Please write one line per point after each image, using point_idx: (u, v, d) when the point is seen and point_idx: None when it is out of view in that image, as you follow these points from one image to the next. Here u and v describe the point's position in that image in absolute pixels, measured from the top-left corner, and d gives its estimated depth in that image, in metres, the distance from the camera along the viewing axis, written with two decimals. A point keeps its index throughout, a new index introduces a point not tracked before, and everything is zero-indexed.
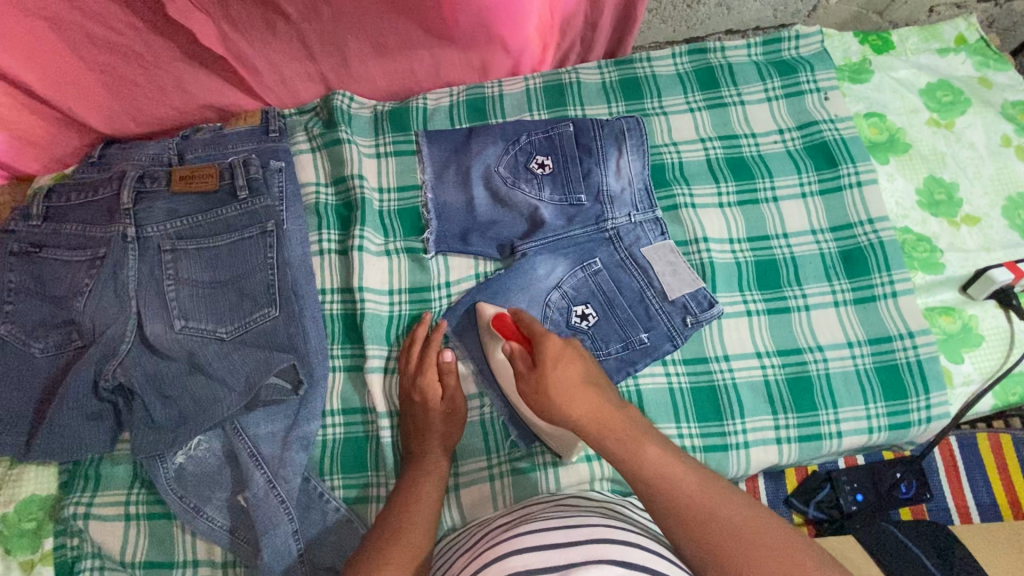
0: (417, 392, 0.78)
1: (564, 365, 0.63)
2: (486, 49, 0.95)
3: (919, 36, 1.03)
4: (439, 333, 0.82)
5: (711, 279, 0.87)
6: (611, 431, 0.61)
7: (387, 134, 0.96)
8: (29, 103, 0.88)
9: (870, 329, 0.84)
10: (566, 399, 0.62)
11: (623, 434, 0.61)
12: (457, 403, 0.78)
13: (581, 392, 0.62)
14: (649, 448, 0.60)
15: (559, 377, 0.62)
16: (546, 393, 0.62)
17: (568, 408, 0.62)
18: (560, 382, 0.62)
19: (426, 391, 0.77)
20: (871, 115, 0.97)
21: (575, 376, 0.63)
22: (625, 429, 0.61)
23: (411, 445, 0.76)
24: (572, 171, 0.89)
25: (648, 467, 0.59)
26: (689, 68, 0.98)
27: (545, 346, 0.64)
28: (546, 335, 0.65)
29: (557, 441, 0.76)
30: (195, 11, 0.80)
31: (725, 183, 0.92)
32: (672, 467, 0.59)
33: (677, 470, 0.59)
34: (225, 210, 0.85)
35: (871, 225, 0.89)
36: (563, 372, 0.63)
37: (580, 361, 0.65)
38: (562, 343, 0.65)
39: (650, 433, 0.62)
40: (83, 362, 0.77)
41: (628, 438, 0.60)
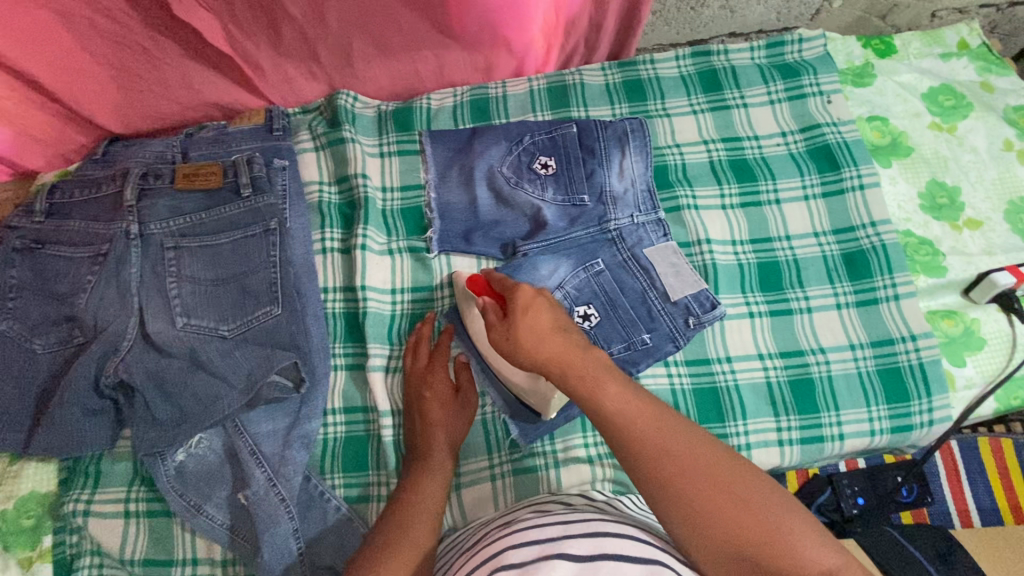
0: (428, 387, 0.79)
1: (534, 313, 0.62)
2: (490, 50, 0.95)
3: (922, 41, 1.03)
4: (448, 336, 0.83)
5: (713, 280, 0.87)
6: (574, 372, 0.58)
7: (390, 133, 0.96)
8: (35, 100, 0.89)
9: (872, 332, 0.84)
10: (532, 341, 0.60)
11: (585, 375, 0.58)
12: (469, 395, 0.80)
13: (548, 338, 0.60)
14: (610, 388, 0.57)
15: (530, 322, 0.61)
16: (515, 341, 0.61)
17: (536, 354, 0.60)
18: (531, 329, 0.61)
19: (440, 385, 0.79)
20: (873, 118, 0.97)
21: (546, 324, 0.62)
22: (588, 371, 0.58)
23: (414, 441, 0.76)
24: (575, 171, 0.89)
25: (607, 406, 0.56)
26: (692, 70, 0.98)
27: (516, 294, 0.63)
28: (518, 287, 0.64)
29: (532, 395, 0.78)
30: (201, 11, 0.81)
31: (728, 185, 0.92)
32: (634, 406, 0.56)
33: (638, 408, 0.56)
34: (229, 207, 0.85)
35: (874, 228, 0.89)
36: (533, 319, 0.62)
37: (550, 309, 0.63)
38: (533, 292, 0.64)
39: (613, 373, 0.59)
40: (85, 358, 0.77)
41: (590, 378, 0.58)
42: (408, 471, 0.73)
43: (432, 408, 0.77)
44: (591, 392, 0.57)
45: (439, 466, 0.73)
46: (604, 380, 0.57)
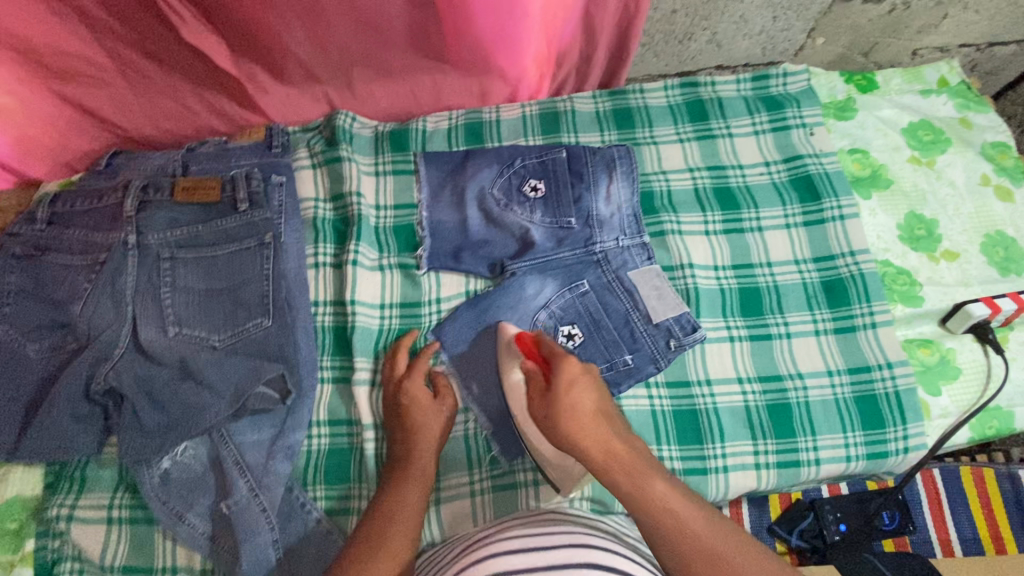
0: (405, 394, 0.80)
1: (577, 392, 0.70)
2: (484, 77, 0.98)
3: (903, 78, 1.07)
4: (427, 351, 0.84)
5: (694, 304, 0.89)
6: (618, 464, 0.65)
7: (385, 153, 0.99)
8: (43, 112, 0.92)
9: (849, 359, 0.86)
10: (577, 426, 0.67)
11: (631, 469, 0.65)
12: (448, 399, 0.81)
13: (590, 421, 0.68)
14: (658, 483, 0.64)
15: (573, 402, 0.69)
16: (558, 416, 0.68)
17: (577, 434, 0.67)
18: (572, 407, 0.69)
19: (418, 390, 0.80)
20: (854, 151, 1.01)
21: (588, 406, 0.69)
22: (632, 463, 0.65)
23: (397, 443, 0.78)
24: (563, 195, 0.91)
25: (653, 499, 0.63)
26: (680, 100, 1.02)
27: (564, 369, 0.71)
28: (565, 362, 0.73)
29: (557, 470, 0.76)
30: (207, 35, 0.85)
31: (711, 213, 0.95)
32: (678, 503, 0.63)
33: (683, 507, 0.62)
34: (225, 221, 0.87)
35: (853, 257, 0.91)
36: (575, 397, 0.69)
37: (594, 391, 0.71)
38: (578, 370, 0.72)
39: (654, 467, 0.66)
40: (77, 364, 0.79)
41: (635, 472, 0.65)
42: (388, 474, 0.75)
43: (413, 411, 0.79)
44: (642, 489, 0.63)
45: (417, 469, 0.74)
46: (651, 476, 0.64)
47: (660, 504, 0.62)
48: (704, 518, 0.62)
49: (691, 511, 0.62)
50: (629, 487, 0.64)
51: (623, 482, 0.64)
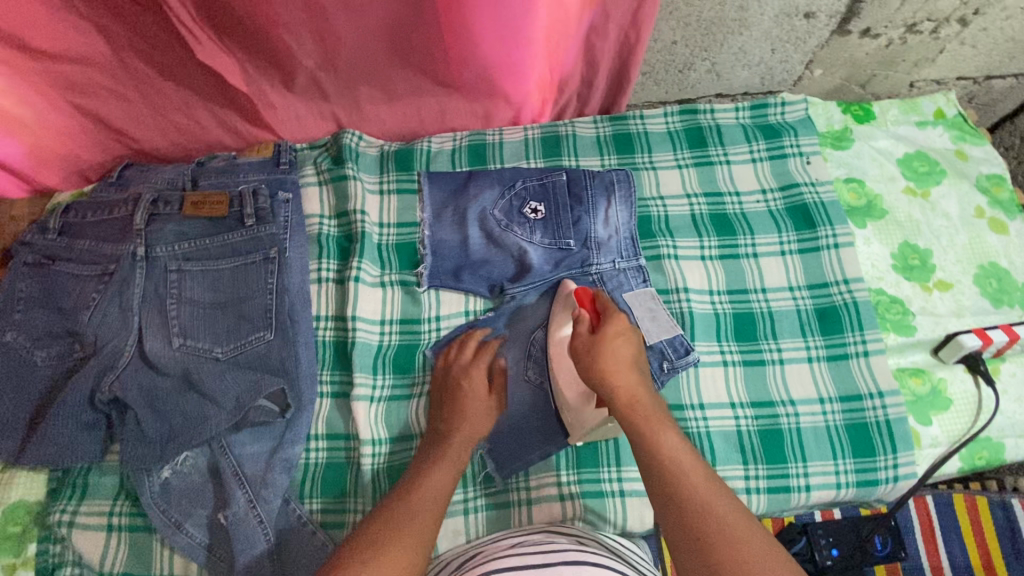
0: (466, 379, 0.83)
1: (620, 341, 0.76)
2: (489, 100, 1.01)
3: (900, 109, 1.09)
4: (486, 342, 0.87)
5: (689, 327, 0.90)
6: (639, 411, 0.70)
7: (390, 172, 1.01)
8: (58, 125, 0.94)
9: (841, 387, 0.87)
10: (608, 366, 0.73)
11: (650, 417, 0.69)
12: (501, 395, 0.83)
13: (623, 367, 0.73)
14: (669, 434, 0.67)
15: (614, 348, 0.75)
16: (595, 356, 0.74)
17: (613, 375, 0.73)
18: (612, 353, 0.75)
19: (476, 380, 0.83)
20: (850, 180, 1.02)
21: (626, 356, 0.75)
22: (652, 412, 0.70)
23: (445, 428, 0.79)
24: (563, 217, 0.94)
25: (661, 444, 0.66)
26: (680, 126, 1.04)
27: (614, 321, 0.77)
28: (616, 316, 0.78)
29: (571, 416, 0.80)
30: (221, 55, 0.87)
31: (707, 238, 0.97)
32: (684, 455, 0.65)
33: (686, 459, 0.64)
34: (232, 235, 0.90)
35: (846, 285, 0.93)
36: (617, 344, 0.75)
37: (634, 348, 0.76)
38: (626, 326, 0.78)
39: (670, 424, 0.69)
40: (83, 372, 0.81)
41: (653, 420, 0.68)
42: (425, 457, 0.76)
43: (469, 403, 0.81)
44: (650, 436, 0.67)
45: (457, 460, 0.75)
46: (665, 428, 0.67)
47: (665, 451, 0.65)
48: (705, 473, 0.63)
49: (693, 463, 0.64)
50: (644, 430, 0.67)
51: (640, 424, 0.68)
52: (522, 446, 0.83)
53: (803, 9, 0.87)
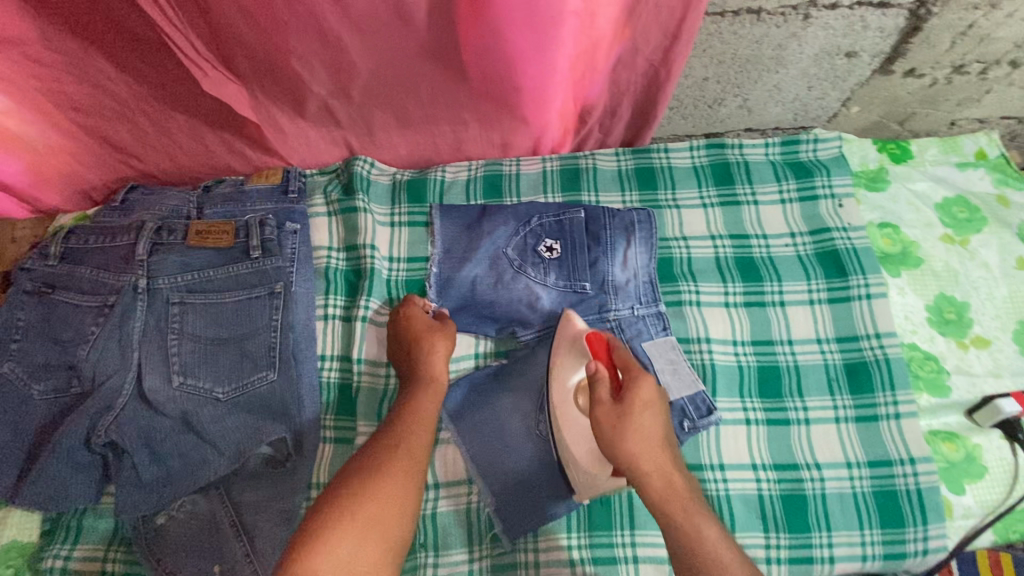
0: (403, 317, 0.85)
1: (649, 415, 0.71)
2: (507, 130, 0.96)
3: (939, 148, 1.03)
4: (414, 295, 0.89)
5: (711, 382, 0.86)
6: (674, 498, 0.68)
7: (402, 204, 0.97)
8: (60, 147, 0.91)
9: (870, 451, 0.83)
10: (637, 447, 0.69)
11: (685, 505, 0.67)
12: (449, 320, 0.86)
13: (653, 448, 0.70)
14: (708, 527, 0.66)
15: (643, 424, 0.71)
16: (625, 435, 0.69)
17: (640, 453, 0.69)
18: (638, 427, 0.70)
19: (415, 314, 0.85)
20: (885, 225, 0.97)
21: (654, 431, 0.71)
22: (687, 499, 0.68)
23: (415, 366, 0.81)
24: (579, 258, 0.90)
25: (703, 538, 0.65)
26: (706, 162, 0.99)
27: (640, 391, 0.72)
28: (643, 381, 0.73)
29: (581, 475, 0.77)
30: (229, 83, 0.83)
31: (732, 284, 0.92)
32: (723, 549, 0.64)
33: (726, 555, 0.64)
34: (237, 267, 0.87)
35: (878, 340, 0.88)
36: (642, 417, 0.71)
37: (660, 418, 0.73)
38: (653, 393, 0.73)
39: (706, 511, 0.68)
40: (79, 413, 0.78)
41: (690, 509, 0.67)
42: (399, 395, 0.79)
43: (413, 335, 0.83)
44: (689, 528, 0.65)
45: (435, 392, 0.78)
46: (704, 519, 0.66)
47: (708, 547, 0.64)
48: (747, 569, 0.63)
49: (734, 559, 0.64)
50: (682, 524, 0.66)
51: (678, 515, 0.66)
52: (533, 506, 0.79)
53: (845, 48, 0.82)
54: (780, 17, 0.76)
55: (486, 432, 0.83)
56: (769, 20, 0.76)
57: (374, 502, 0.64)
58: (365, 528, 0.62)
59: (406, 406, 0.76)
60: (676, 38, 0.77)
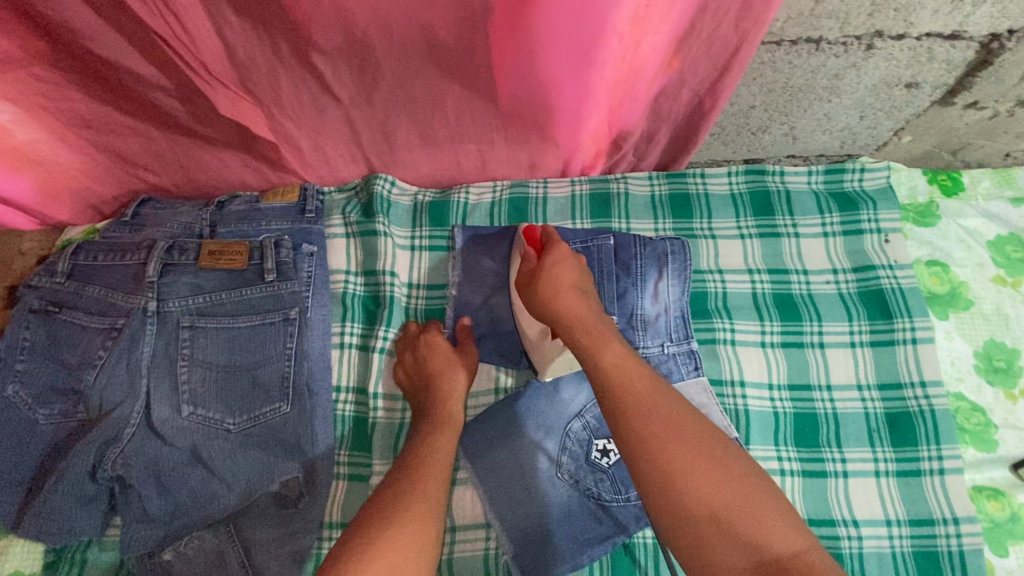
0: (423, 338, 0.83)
1: (560, 266, 0.74)
2: (536, 152, 0.91)
3: (992, 180, 0.96)
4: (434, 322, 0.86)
5: (744, 429, 0.82)
6: (582, 329, 0.69)
7: (423, 226, 0.94)
8: (68, 162, 0.87)
9: (911, 508, 0.78)
10: (550, 293, 0.72)
11: (592, 333, 0.68)
12: (471, 349, 0.84)
13: (565, 290, 0.72)
14: (612, 347, 0.66)
15: (555, 275, 0.73)
16: (536, 287, 0.74)
17: (553, 298, 0.72)
18: (554, 278, 0.73)
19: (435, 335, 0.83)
20: (933, 263, 0.92)
21: (569, 279, 0.73)
22: (595, 328, 0.69)
23: (429, 407, 0.78)
24: (607, 288, 0.85)
25: (604, 359, 0.65)
26: (744, 189, 0.94)
27: (551, 250, 0.75)
28: (557, 243, 0.76)
29: (535, 352, 0.80)
30: (244, 101, 0.77)
31: (770, 322, 0.87)
32: (627, 365, 0.65)
33: (631, 369, 0.64)
34: (251, 290, 0.83)
35: (923, 389, 0.83)
36: (559, 270, 0.74)
37: (579, 270, 0.75)
38: (568, 252, 0.76)
39: (616, 339, 0.68)
40: (84, 445, 0.75)
41: (595, 336, 0.68)
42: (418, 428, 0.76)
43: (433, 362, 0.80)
44: (595, 348, 0.66)
45: (451, 435, 0.75)
46: (606, 343, 0.67)
47: (609, 361, 0.65)
48: (648, 379, 0.63)
49: (638, 373, 0.64)
50: (586, 346, 0.67)
51: (581, 340, 0.68)
52: (553, 557, 0.75)
53: (906, 79, 0.76)
54: (842, 47, 0.70)
55: (505, 477, 0.78)
56: (829, 50, 0.71)
57: (391, 555, 0.59)
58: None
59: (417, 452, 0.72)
60: (727, 69, 0.72)
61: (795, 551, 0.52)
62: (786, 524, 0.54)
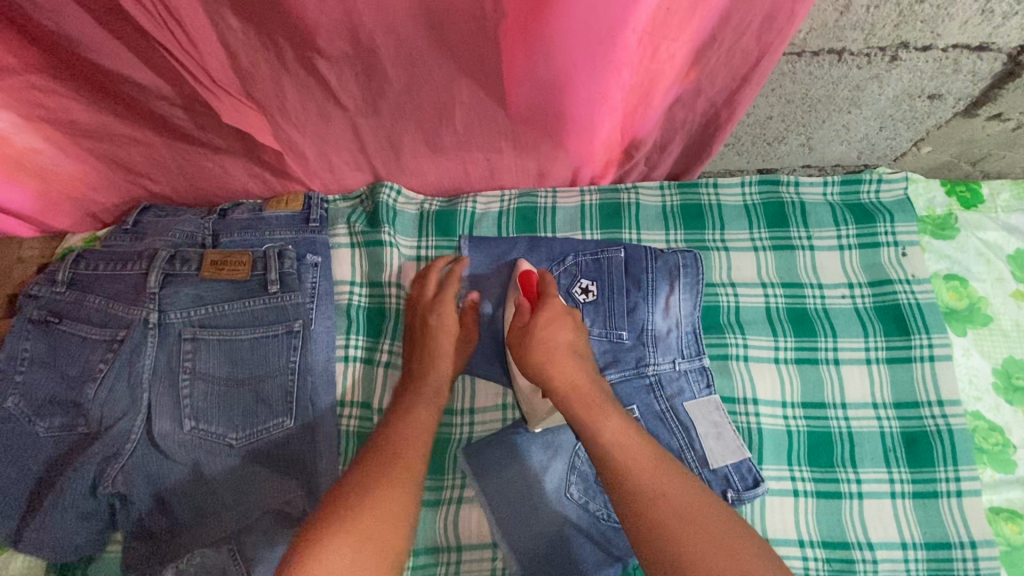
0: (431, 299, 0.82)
1: (554, 327, 0.73)
2: (546, 160, 0.88)
3: (1013, 192, 0.94)
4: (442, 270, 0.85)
5: (757, 449, 0.80)
6: (579, 397, 0.68)
7: (430, 236, 0.92)
8: (67, 169, 0.85)
9: (928, 531, 0.77)
10: (544, 356, 0.71)
11: (589, 403, 0.67)
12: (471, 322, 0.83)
13: (560, 355, 0.71)
14: (611, 420, 0.65)
15: (548, 335, 0.73)
16: (531, 344, 0.72)
17: (547, 362, 0.70)
18: (548, 339, 0.73)
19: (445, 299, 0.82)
20: (951, 277, 0.90)
21: (562, 341, 0.73)
22: (592, 398, 0.68)
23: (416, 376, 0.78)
24: (617, 303, 0.83)
25: (603, 433, 0.64)
26: (758, 200, 0.92)
27: (546, 307, 0.75)
28: (551, 300, 0.76)
29: (525, 403, 0.79)
30: (247, 109, 0.75)
31: (784, 338, 0.85)
32: (628, 439, 0.64)
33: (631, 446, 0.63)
34: (254, 302, 0.81)
35: (940, 408, 0.81)
36: (551, 331, 0.73)
37: (572, 331, 0.75)
38: (562, 311, 0.76)
39: (614, 408, 0.67)
40: (85, 460, 0.74)
41: (593, 406, 0.67)
42: (401, 399, 0.76)
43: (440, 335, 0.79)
44: (593, 421, 0.65)
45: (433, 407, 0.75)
46: (605, 415, 0.65)
47: (608, 435, 0.64)
48: (648, 455, 0.63)
49: (639, 448, 0.63)
50: (584, 417, 0.66)
51: (579, 411, 0.66)
52: None
53: (929, 91, 0.74)
54: (864, 58, 0.68)
55: (513, 497, 0.76)
56: (851, 61, 0.68)
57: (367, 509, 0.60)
58: (353, 534, 0.58)
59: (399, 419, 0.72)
60: (745, 81, 0.70)
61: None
62: None
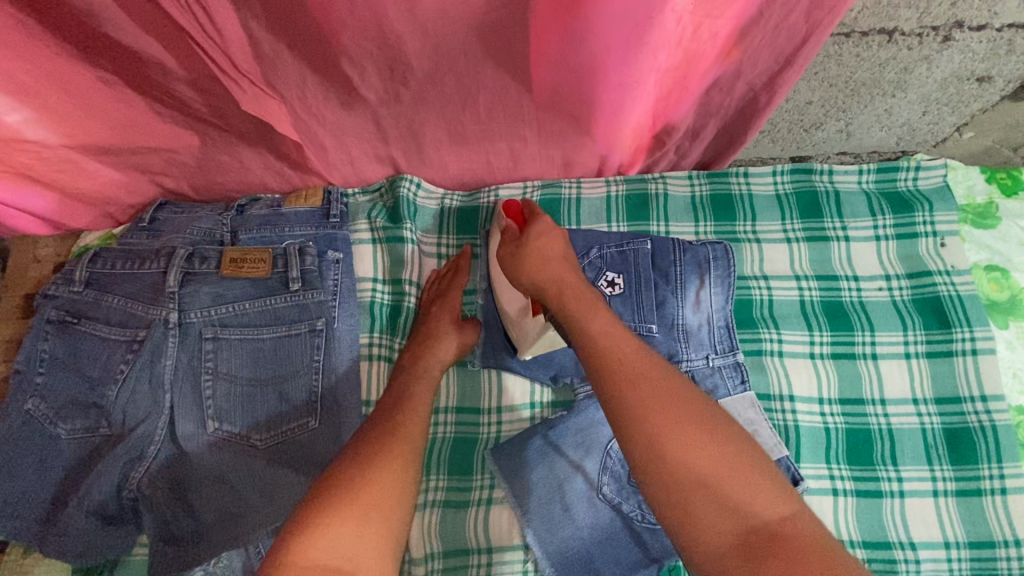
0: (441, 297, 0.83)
1: (545, 237, 0.68)
2: (572, 149, 0.85)
3: None
4: (459, 261, 0.86)
5: (794, 446, 0.78)
6: (569, 293, 0.62)
7: (450, 233, 0.91)
8: (82, 164, 0.83)
9: (971, 530, 0.74)
10: (537, 265, 0.66)
11: (580, 299, 0.61)
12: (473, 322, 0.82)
13: (553, 261, 0.66)
14: (600, 314, 0.60)
15: (539, 248, 0.67)
16: (523, 258, 0.67)
17: (538, 271, 0.66)
18: (539, 252, 0.67)
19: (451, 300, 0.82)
20: (992, 268, 0.86)
21: (555, 252, 0.67)
22: (582, 294, 0.62)
23: (424, 360, 0.77)
24: (645, 296, 0.80)
25: (592, 328, 0.58)
26: (791, 190, 0.89)
27: (535, 220, 0.69)
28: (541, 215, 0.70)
29: (516, 330, 0.77)
30: (268, 99, 0.72)
31: (819, 332, 0.83)
32: (618, 334, 0.58)
33: (620, 338, 0.57)
34: (275, 300, 0.79)
35: (984, 403, 0.78)
36: (545, 243, 0.68)
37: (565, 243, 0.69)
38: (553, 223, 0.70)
39: (603, 306, 0.62)
40: (109, 463, 0.73)
41: (583, 302, 0.61)
42: (394, 383, 0.75)
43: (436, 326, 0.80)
44: (580, 319, 0.59)
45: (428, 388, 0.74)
46: (594, 311, 0.60)
47: (596, 330, 0.58)
48: (638, 348, 0.57)
49: (628, 342, 0.57)
50: (574, 311, 0.60)
51: (567, 302, 0.62)
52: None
53: (978, 73, 0.71)
54: (916, 39, 0.66)
55: (544, 498, 0.74)
56: (901, 42, 0.66)
57: (370, 494, 0.58)
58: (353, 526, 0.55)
59: (403, 397, 0.72)
60: (789, 63, 0.68)
61: (783, 515, 0.49)
62: (774, 495, 0.50)
